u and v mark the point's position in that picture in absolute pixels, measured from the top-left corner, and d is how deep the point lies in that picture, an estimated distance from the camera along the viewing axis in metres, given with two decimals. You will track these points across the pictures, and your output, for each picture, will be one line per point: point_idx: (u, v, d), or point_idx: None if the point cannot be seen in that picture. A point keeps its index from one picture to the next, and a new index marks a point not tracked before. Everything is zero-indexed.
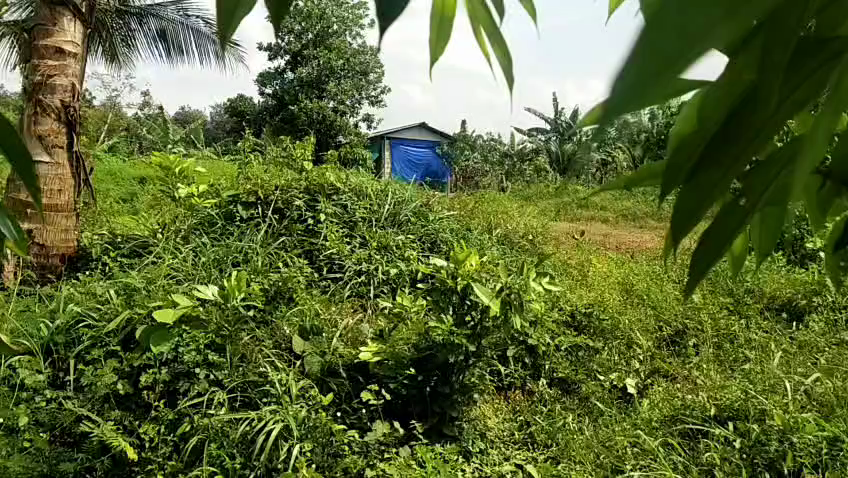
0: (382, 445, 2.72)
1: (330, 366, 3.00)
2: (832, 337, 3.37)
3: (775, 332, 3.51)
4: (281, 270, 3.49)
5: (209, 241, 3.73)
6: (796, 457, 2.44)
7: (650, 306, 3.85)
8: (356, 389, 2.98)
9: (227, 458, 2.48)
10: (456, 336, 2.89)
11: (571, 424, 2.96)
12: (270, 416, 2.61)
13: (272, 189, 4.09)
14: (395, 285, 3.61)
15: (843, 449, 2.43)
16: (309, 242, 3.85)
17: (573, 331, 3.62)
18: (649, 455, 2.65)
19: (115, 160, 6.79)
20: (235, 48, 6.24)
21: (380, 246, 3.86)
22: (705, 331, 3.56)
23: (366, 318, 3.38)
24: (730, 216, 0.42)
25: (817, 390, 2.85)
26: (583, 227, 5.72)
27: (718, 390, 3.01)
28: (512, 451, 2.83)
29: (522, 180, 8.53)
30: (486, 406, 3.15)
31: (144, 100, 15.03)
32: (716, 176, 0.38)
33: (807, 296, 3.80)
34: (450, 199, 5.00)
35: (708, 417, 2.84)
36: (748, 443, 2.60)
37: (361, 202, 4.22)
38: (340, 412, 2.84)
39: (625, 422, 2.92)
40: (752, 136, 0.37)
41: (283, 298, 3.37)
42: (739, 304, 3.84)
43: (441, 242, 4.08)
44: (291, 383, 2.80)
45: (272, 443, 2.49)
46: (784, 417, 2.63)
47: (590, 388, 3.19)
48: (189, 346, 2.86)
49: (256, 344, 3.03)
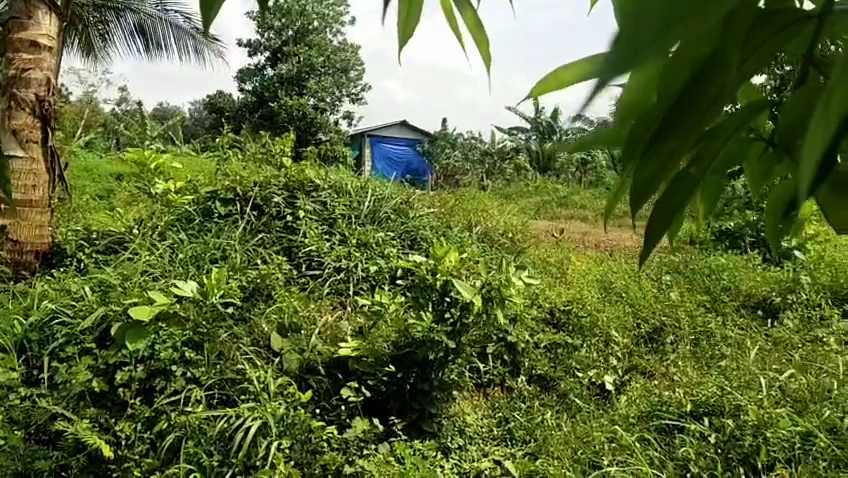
0: (361, 442, 2.71)
1: (308, 364, 2.99)
2: (806, 334, 3.43)
3: (750, 330, 3.56)
4: (260, 267, 3.47)
5: (186, 237, 3.70)
6: (770, 451, 2.49)
7: (628, 304, 3.86)
8: (336, 386, 2.96)
9: (205, 456, 2.47)
10: (436, 333, 2.94)
11: (549, 420, 2.98)
12: (248, 413, 2.59)
13: (251, 185, 4.06)
14: (375, 282, 3.60)
15: (816, 444, 2.48)
16: (286, 239, 3.80)
17: (552, 328, 3.64)
18: (626, 450, 2.67)
19: (91, 156, 6.71)
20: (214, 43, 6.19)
21: (360, 243, 3.85)
22: (682, 328, 3.59)
23: (346, 315, 3.37)
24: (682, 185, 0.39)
25: (791, 386, 2.89)
26: (563, 225, 5.75)
27: (695, 386, 3.04)
28: (491, 447, 2.83)
29: (503, 179, 8.55)
30: (465, 402, 3.16)
31: (122, 96, 14.85)
32: (673, 148, 0.35)
33: (782, 294, 3.85)
34: (431, 197, 5.00)
35: (684, 413, 2.86)
36: (724, 438, 2.63)
37: (341, 199, 4.20)
38: (319, 409, 2.84)
39: (603, 418, 2.94)
40: (709, 106, 0.33)
41: (261, 295, 3.34)
42: (715, 302, 3.89)
43: (421, 239, 4.08)
44: (269, 380, 2.78)
45: (250, 440, 2.47)
46: (758, 413, 2.67)
47: (569, 385, 3.21)
48: (166, 343, 2.84)
49: (233, 340, 3.01)
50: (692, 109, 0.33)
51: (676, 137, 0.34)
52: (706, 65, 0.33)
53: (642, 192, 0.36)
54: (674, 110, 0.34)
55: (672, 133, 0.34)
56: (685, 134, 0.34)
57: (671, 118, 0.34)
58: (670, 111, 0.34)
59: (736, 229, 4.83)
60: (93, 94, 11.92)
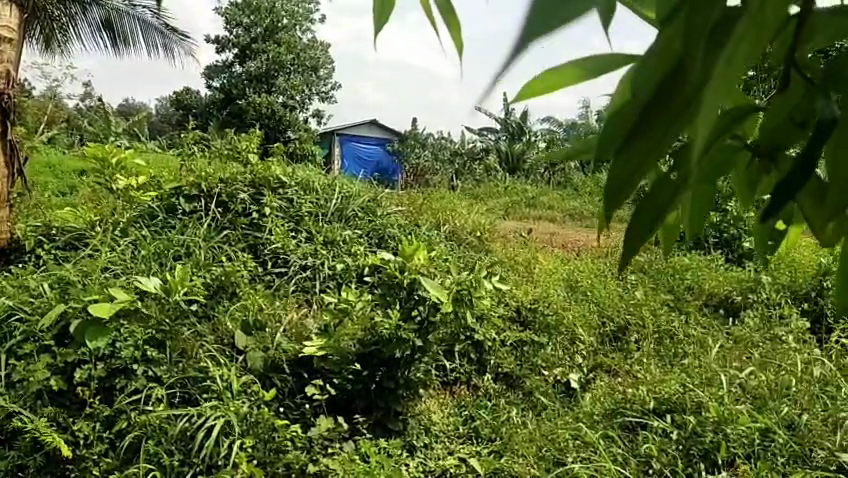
0: (325, 441, 2.69)
1: (273, 362, 2.95)
2: (765, 332, 3.49)
3: (712, 329, 3.61)
4: (224, 264, 3.42)
5: (149, 234, 3.63)
6: (730, 447, 2.53)
7: (594, 303, 3.88)
8: (300, 384, 2.93)
9: (165, 456, 2.43)
10: (403, 331, 2.92)
11: (515, 418, 2.99)
12: (210, 412, 2.55)
13: (216, 182, 4.01)
14: (341, 280, 3.57)
15: (774, 441, 2.54)
16: (252, 236, 3.76)
17: (518, 326, 3.66)
18: (590, 447, 2.68)
19: (53, 153, 6.56)
20: (181, 39, 6.10)
21: (326, 241, 3.82)
22: (646, 327, 3.63)
23: (311, 313, 3.34)
24: (662, 188, 0.34)
25: (751, 383, 2.93)
26: (530, 225, 5.78)
27: (657, 384, 3.07)
28: (456, 445, 2.83)
29: (472, 178, 8.57)
30: (431, 401, 3.15)
31: (86, 89, 14.57)
32: (649, 147, 0.30)
33: (742, 293, 3.92)
34: (399, 195, 4.98)
35: (647, 410, 2.89)
36: (685, 435, 2.66)
37: (307, 196, 4.17)
38: (283, 408, 2.81)
39: (567, 416, 2.96)
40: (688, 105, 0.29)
41: (226, 292, 3.30)
42: (678, 301, 3.94)
43: (389, 237, 4.07)
44: (232, 379, 2.75)
45: (212, 440, 2.43)
46: (718, 409, 2.71)
47: (534, 383, 3.23)
48: (127, 341, 2.78)
49: (196, 339, 2.96)
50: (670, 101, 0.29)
51: (652, 133, 0.30)
52: (679, 62, 0.28)
53: (611, 199, 0.31)
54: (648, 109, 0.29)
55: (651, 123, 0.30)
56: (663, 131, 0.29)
57: (648, 112, 0.30)
58: (647, 103, 0.30)
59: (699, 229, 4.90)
60: (57, 90, 11.69)
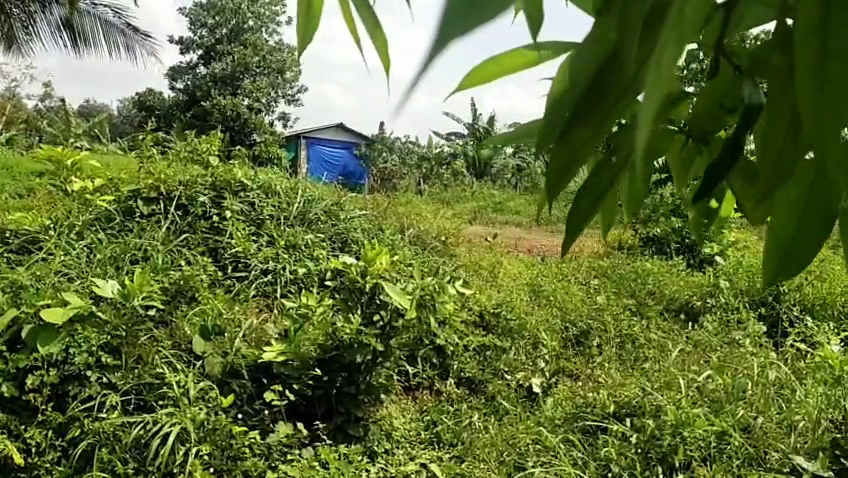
0: (284, 447, 2.65)
1: (232, 367, 2.90)
2: (723, 336, 3.53)
3: (673, 332, 3.64)
4: (183, 268, 3.37)
5: (105, 237, 3.56)
6: (687, 451, 2.55)
7: (557, 307, 3.91)
8: (260, 390, 2.89)
9: (119, 464, 2.38)
10: (365, 336, 2.89)
11: (476, 422, 2.98)
12: (166, 419, 2.50)
13: (176, 185, 3.94)
14: (303, 285, 3.54)
15: (730, 443, 2.57)
16: (212, 239, 3.70)
17: (482, 330, 3.65)
18: (550, 452, 2.70)
19: (9, 155, 6.38)
20: (143, 38, 6.00)
21: (288, 244, 3.79)
22: (608, 331, 3.65)
23: (272, 318, 3.29)
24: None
25: (709, 387, 2.96)
26: (497, 230, 5.79)
27: (617, 388, 3.09)
28: (418, 451, 2.81)
29: (439, 182, 8.58)
30: (393, 406, 3.13)
31: (46, 89, 14.26)
32: (587, 134, 0.33)
33: (702, 297, 3.97)
34: (364, 199, 4.95)
35: (607, 414, 2.90)
36: (644, 438, 2.67)
37: (269, 200, 4.13)
38: (242, 414, 2.76)
39: (529, 421, 2.96)
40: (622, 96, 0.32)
41: (184, 297, 3.24)
42: (640, 305, 3.97)
43: (352, 241, 4.05)
44: (190, 385, 2.69)
45: (168, 447, 2.38)
46: (676, 412, 2.72)
47: (497, 387, 3.22)
48: (81, 347, 2.70)
49: (153, 344, 2.90)
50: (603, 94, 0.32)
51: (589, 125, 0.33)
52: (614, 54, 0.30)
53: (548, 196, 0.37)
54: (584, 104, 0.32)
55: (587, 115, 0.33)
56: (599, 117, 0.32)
57: (583, 105, 0.33)
58: (581, 95, 0.32)
59: (661, 235, 4.96)
60: (14, 89, 11.38)
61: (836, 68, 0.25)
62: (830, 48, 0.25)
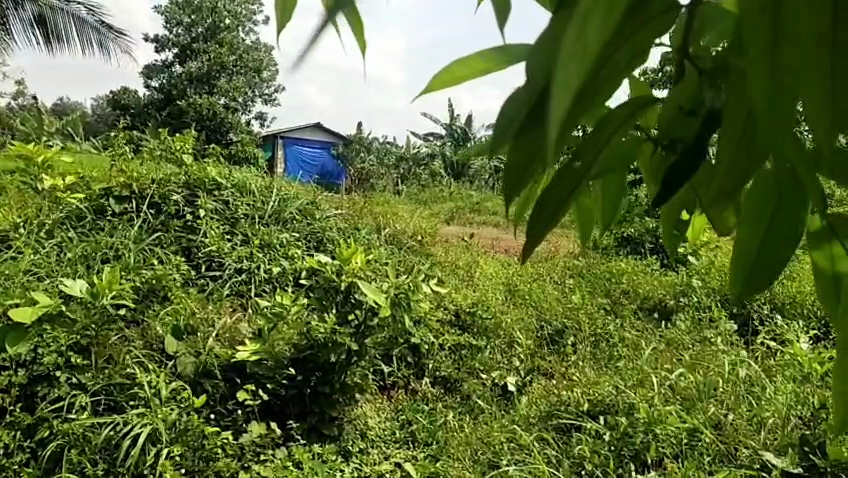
0: (257, 448, 2.63)
1: (204, 367, 2.86)
2: (696, 334, 3.57)
3: (647, 331, 3.67)
4: (155, 267, 3.33)
5: (76, 236, 3.51)
6: (659, 448, 2.58)
7: (532, 307, 3.93)
8: (233, 391, 2.86)
9: (88, 465, 2.34)
10: (339, 335, 2.90)
11: (451, 421, 2.98)
12: (137, 420, 2.47)
13: (148, 183, 3.90)
14: (277, 284, 3.51)
15: (702, 440, 2.59)
16: (185, 238, 3.67)
17: (457, 330, 3.65)
18: (524, 450, 2.70)
19: None
20: (117, 36, 5.93)
21: (262, 243, 3.76)
22: (583, 330, 3.67)
23: (246, 317, 3.26)
24: (565, 178, 0.40)
25: (681, 384, 2.99)
26: (473, 230, 5.79)
27: (592, 386, 3.11)
28: (393, 450, 2.79)
29: (417, 183, 8.58)
30: (368, 405, 3.11)
31: (19, 87, 14.01)
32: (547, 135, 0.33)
33: (675, 297, 4.01)
34: (340, 199, 4.94)
35: (581, 412, 2.93)
36: (617, 436, 2.70)
37: (244, 198, 4.09)
38: (214, 414, 2.73)
39: (503, 419, 2.97)
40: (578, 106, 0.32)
41: (156, 296, 3.21)
42: (615, 305, 4.01)
43: (327, 240, 4.04)
44: (161, 385, 2.65)
45: (138, 448, 2.35)
46: (648, 410, 2.76)
47: (472, 386, 3.23)
48: (50, 347, 2.67)
49: (124, 344, 2.87)
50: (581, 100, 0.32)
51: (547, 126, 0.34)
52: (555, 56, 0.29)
53: (514, 184, 0.41)
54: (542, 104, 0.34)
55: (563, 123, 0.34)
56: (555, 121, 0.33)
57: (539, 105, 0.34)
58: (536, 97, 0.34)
59: (635, 235, 5.00)
60: None
61: (789, 50, 0.24)
62: (781, 32, 0.24)
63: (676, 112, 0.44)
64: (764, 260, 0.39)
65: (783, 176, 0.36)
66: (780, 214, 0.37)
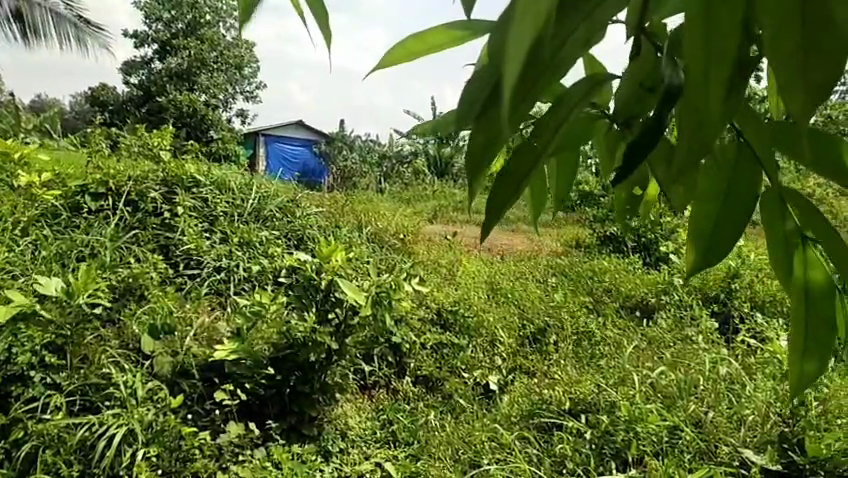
0: (236, 448, 2.59)
1: (181, 367, 2.82)
2: (677, 332, 3.57)
3: (628, 329, 3.67)
4: (132, 265, 3.29)
5: (51, 233, 3.44)
6: (640, 446, 2.56)
7: (514, 305, 3.92)
8: (210, 390, 2.82)
9: (63, 466, 2.29)
10: (319, 334, 2.88)
11: (432, 421, 2.96)
12: (112, 420, 2.42)
13: (125, 180, 3.85)
14: (257, 283, 3.48)
15: (682, 438, 2.58)
16: (163, 236, 3.62)
17: (439, 328, 3.63)
18: (506, 449, 2.68)
19: None
20: (95, 31, 5.84)
21: (242, 242, 3.72)
22: (565, 329, 3.66)
23: (224, 316, 3.22)
24: (523, 153, 0.40)
25: (662, 382, 2.98)
26: (456, 228, 5.77)
27: (573, 385, 3.10)
28: (374, 450, 2.76)
29: (399, 181, 8.55)
30: (348, 405, 3.08)
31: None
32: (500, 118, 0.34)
33: (656, 295, 4.02)
34: (321, 198, 4.90)
35: (562, 411, 2.92)
36: (598, 434, 2.69)
37: (223, 196, 4.05)
38: (192, 414, 2.69)
39: (485, 418, 2.95)
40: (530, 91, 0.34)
41: (133, 295, 3.16)
42: (596, 303, 4.00)
43: (308, 239, 4.00)
44: (137, 385, 2.61)
45: (114, 449, 2.31)
46: (630, 408, 2.76)
47: (454, 385, 3.21)
48: (25, 346, 2.59)
49: (100, 343, 2.82)
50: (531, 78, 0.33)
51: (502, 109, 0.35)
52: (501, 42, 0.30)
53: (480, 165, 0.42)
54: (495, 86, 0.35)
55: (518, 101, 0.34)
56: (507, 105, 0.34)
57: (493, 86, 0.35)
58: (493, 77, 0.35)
59: (617, 234, 5.01)
60: None
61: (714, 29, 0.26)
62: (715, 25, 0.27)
63: (638, 89, 0.46)
64: (717, 235, 0.41)
65: (740, 149, 0.41)
66: (731, 197, 0.41)
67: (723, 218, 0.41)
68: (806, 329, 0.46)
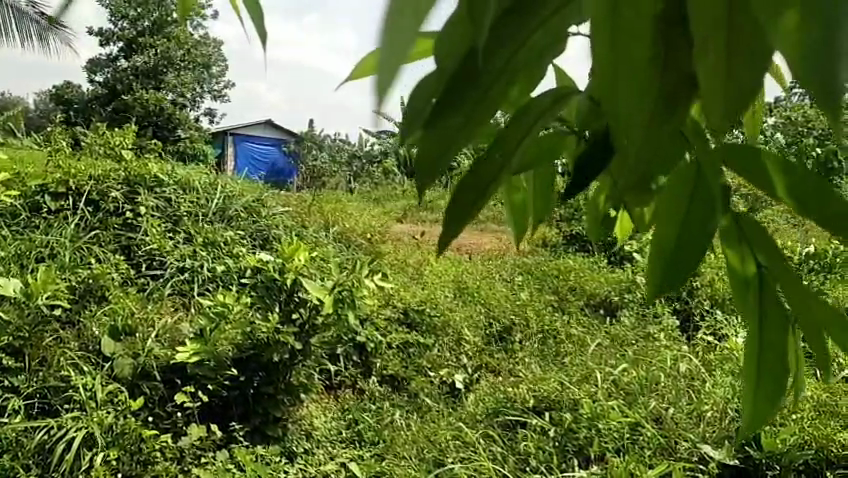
0: (198, 450, 2.56)
1: (143, 369, 2.78)
2: (639, 330, 3.61)
3: (592, 327, 3.71)
4: (93, 266, 3.25)
5: (9, 234, 3.39)
6: (602, 443, 2.59)
7: (480, 305, 3.93)
8: (172, 392, 2.79)
9: (21, 471, 2.26)
10: (282, 334, 2.86)
11: (397, 420, 2.95)
12: (71, 423, 2.39)
13: (86, 179, 3.79)
14: (221, 283, 3.45)
15: (643, 434, 2.62)
16: (125, 237, 3.57)
17: (405, 328, 3.64)
18: (470, 447, 2.69)
19: None
20: (57, 29, 5.75)
21: (206, 241, 3.69)
22: (530, 327, 3.70)
23: (188, 317, 3.19)
24: (484, 166, 0.37)
25: (624, 379, 3.02)
26: (424, 227, 5.79)
27: (538, 382, 3.12)
28: (339, 450, 2.76)
29: (370, 181, 8.54)
30: (314, 406, 3.06)
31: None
32: (456, 124, 0.33)
33: (620, 293, 4.07)
34: (287, 198, 4.90)
35: (527, 409, 2.93)
36: (562, 431, 2.72)
37: (186, 196, 4.01)
38: (153, 417, 2.66)
39: (450, 417, 2.95)
40: (486, 100, 0.33)
41: (93, 296, 3.12)
42: (562, 301, 4.04)
43: (274, 239, 3.99)
44: (97, 387, 2.57)
45: (73, 452, 2.28)
46: (592, 405, 2.78)
47: (420, 384, 3.21)
48: None
49: (59, 346, 2.78)
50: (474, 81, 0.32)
51: (460, 112, 0.33)
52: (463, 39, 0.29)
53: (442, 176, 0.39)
54: (454, 90, 0.33)
55: (445, 113, 0.33)
56: (465, 110, 0.33)
57: (454, 89, 0.33)
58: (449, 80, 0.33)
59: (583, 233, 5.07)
60: None
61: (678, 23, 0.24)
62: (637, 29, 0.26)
63: None
64: (673, 265, 0.38)
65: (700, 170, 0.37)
66: (694, 202, 0.38)
67: (687, 239, 0.38)
68: (759, 365, 0.43)
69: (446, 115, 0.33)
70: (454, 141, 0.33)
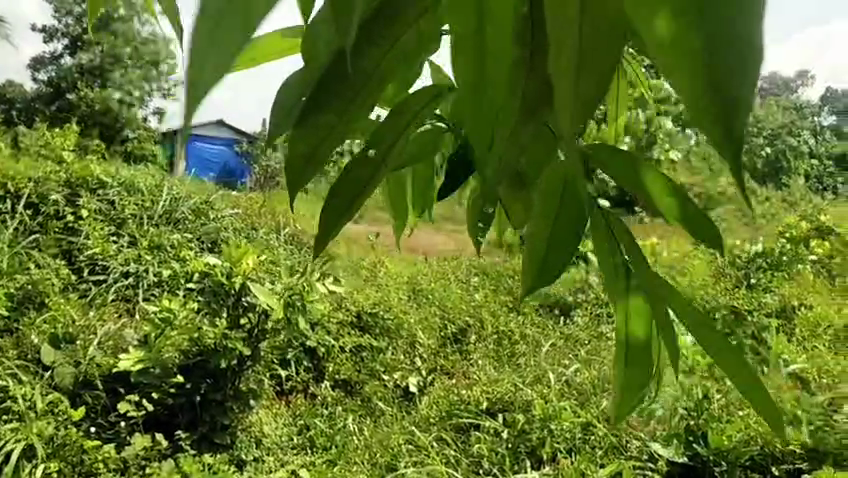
0: (143, 461, 2.45)
1: (84, 378, 2.69)
2: (592, 330, 3.65)
3: (546, 327, 3.72)
4: (32, 272, 3.16)
5: None
6: (553, 443, 2.60)
7: (435, 306, 3.91)
8: (115, 401, 2.69)
9: None
10: (231, 340, 2.80)
11: (351, 425, 2.91)
12: (9, 435, 2.29)
13: (25, 182, 3.68)
14: (168, 287, 3.36)
15: (594, 433, 2.64)
16: (66, 240, 3.46)
17: (358, 331, 3.59)
18: (423, 451, 2.66)
19: None
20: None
21: (152, 245, 3.59)
22: (485, 328, 3.69)
23: (132, 323, 3.10)
24: (360, 168, 0.37)
25: (576, 380, 3.05)
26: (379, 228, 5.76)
27: (491, 384, 3.11)
28: (290, 456, 2.70)
29: None
30: (264, 411, 2.98)
31: None
32: (330, 120, 0.32)
33: (572, 293, 4.10)
34: (236, 199, 4.85)
35: (480, 411, 2.91)
36: (515, 433, 2.70)
37: (132, 198, 3.91)
38: (95, 427, 2.56)
39: (404, 421, 2.92)
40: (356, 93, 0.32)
41: (33, 303, 3.02)
42: (516, 301, 4.05)
43: (223, 241, 3.90)
44: (36, 397, 2.47)
45: (12, 465, 2.18)
46: (544, 407, 2.77)
47: (373, 388, 3.17)
48: None
49: None
50: (344, 74, 0.31)
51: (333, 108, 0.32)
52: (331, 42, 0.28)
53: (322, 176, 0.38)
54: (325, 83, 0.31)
55: (317, 108, 0.31)
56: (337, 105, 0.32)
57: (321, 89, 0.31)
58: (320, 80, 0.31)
59: None
60: None
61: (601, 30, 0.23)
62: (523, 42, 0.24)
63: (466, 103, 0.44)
64: (547, 268, 0.38)
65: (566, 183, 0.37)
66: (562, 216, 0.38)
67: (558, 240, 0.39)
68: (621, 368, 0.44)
69: (316, 111, 0.31)
70: (327, 139, 0.32)
